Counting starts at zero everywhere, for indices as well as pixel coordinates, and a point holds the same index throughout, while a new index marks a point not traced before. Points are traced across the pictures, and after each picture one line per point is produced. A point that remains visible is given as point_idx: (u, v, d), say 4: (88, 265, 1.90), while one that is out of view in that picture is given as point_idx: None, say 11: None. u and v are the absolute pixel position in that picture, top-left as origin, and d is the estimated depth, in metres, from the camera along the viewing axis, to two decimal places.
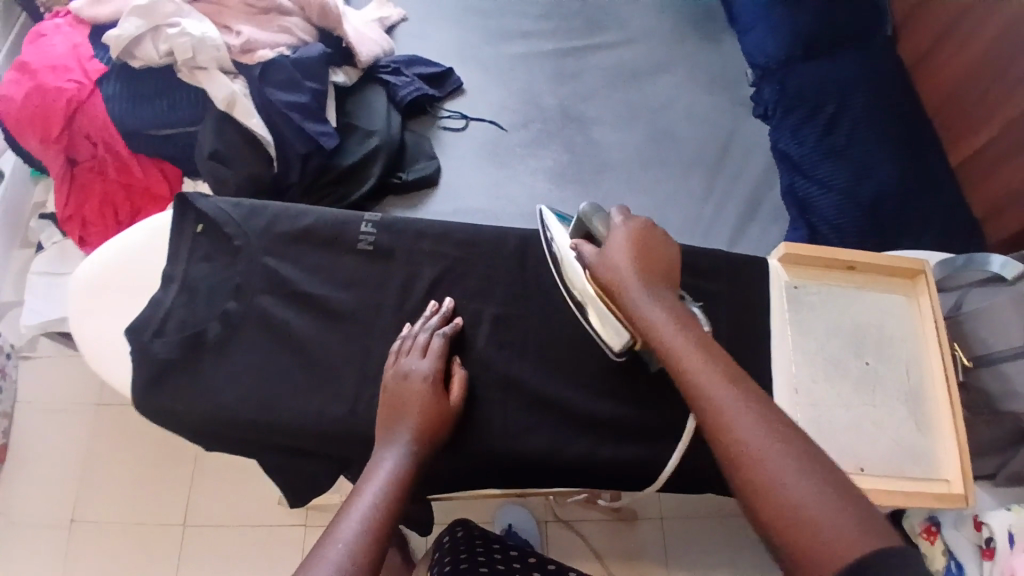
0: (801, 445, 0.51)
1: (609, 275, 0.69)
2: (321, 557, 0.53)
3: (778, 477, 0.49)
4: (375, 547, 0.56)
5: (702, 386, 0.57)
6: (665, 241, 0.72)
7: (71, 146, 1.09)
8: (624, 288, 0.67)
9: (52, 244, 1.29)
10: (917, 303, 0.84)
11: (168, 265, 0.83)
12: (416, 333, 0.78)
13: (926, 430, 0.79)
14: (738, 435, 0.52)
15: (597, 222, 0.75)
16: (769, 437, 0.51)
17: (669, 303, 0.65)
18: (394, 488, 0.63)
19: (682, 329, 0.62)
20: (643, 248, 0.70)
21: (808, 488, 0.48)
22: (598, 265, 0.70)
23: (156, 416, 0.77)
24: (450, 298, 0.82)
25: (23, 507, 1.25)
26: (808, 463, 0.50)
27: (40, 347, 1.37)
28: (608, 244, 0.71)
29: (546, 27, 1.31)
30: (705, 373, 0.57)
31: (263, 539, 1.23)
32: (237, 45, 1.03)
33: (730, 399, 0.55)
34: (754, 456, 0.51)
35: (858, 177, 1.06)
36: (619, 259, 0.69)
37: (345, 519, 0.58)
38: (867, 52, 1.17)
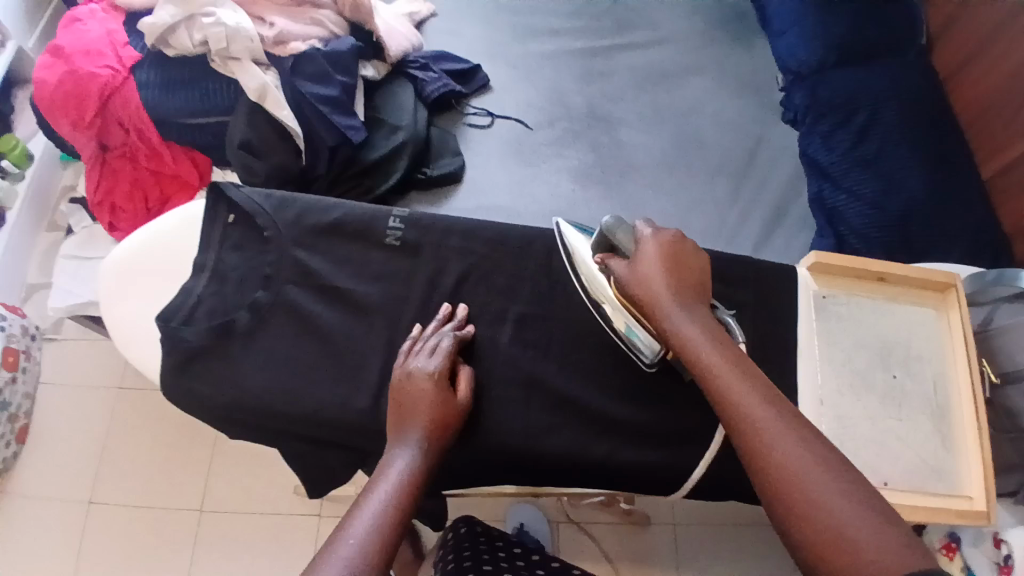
0: (840, 468, 0.53)
1: (641, 291, 0.68)
2: (333, 553, 0.54)
3: (821, 498, 0.51)
4: (386, 543, 0.57)
5: (737, 405, 0.58)
6: (694, 254, 0.71)
7: (104, 132, 1.11)
8: (656, 301, 0.67)
9: (82, 228, 1.31)
10: (947, 318, 0.83)
11: (200, 253, 0.85)
12: (427, 335, 0.78)
13: (949, 446, 0.78)
14: (778, 455, 0.54)
15: (622, 236, 0.73)
16: (809, 457, 0.53)
17: (701, 316, 0.66)
18: (406, 488, 0.63)
19: (717, 344, 0.63)
20: (672, 260, 0.69)
21: (850, 509, 0.50)
22: (628, 279, 0.70)
23: (183, 402, 0.78)
24: (463, 305, 0.82)
25: (45, 485, 1.28)
26: (848, 485, 0.51)
27: (65, 329, 1.39)
28: (641, 255, 0.70)
29: (576, 26, 1.31)
30: (742, 391, 0.59)
31: (277, 527, 1.24)
32: (270, 36, 1.05)
33: (769, 418, 0.56)
34: (795, 477, 0.53)
35: (890, 187, 1.04)
36: (651, 273, 0.68)
37: (356, 516, 0.59)
38: (902, 59, 1.15)
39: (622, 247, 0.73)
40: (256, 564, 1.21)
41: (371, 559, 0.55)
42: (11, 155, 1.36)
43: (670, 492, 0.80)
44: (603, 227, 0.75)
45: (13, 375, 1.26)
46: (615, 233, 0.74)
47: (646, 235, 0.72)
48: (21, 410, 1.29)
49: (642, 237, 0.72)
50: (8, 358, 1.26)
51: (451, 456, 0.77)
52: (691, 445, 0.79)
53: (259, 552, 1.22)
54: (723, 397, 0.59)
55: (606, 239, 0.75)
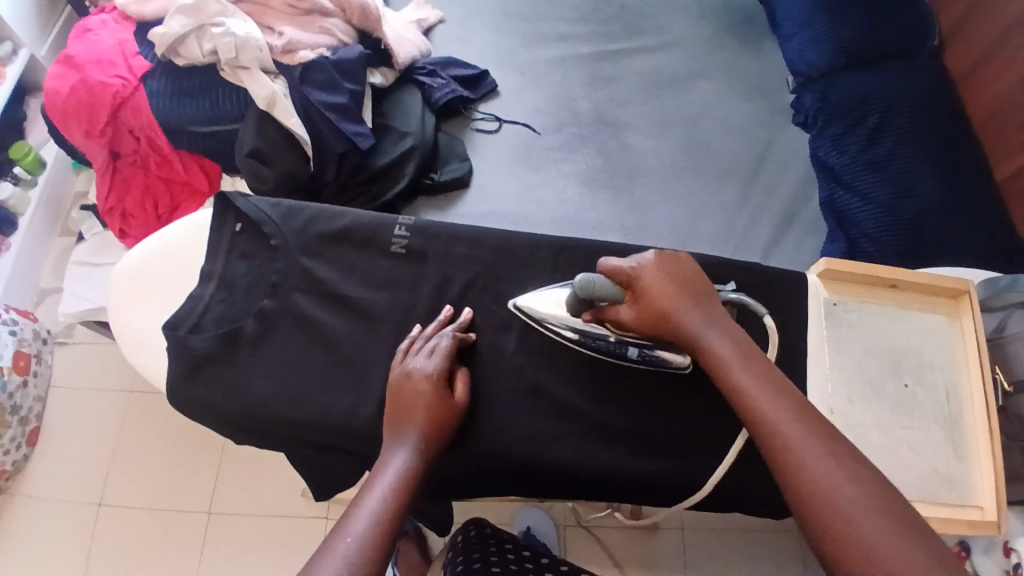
0: (871, 483, 0.53)
1: (656, 313, 0.68)
2: (331, 551, 0.55)
3: (849, 512, 0.51)
4: (381, 541, 0.57)
5: (768, 419, 0.58)
6: (685, 261, 0.72)
7: (115, 140, 1.12)
8: (677, 319, 0.67)
9: (93, 234, 1.32)
10: (959, 324, 0.82)
11: (208, 261, 0.85)
12: (426, 336, 0.78)
13: (960, 455, 0.77)
14: (809, 467, 0.54)
15: (600, 290, 0.72)
16: (838, 471, 0.53)
17: (726, 327, 0.66)
18: (404, 485, 0.63)
19: (745, 356, 0.63)
20: (677, 276, 0.70)
21: (879, 524, 0.50)
22: (639, 311, 0.69)
23: (192, 408, 0.78)
24: (468, 308, 0.82)
25: (56, 488, 1.29)
26: (878, 499, 0.52)
27: (76, 333, 1.40)
28: (640, 287, 0.70)
29: (583, 31, 1.31)
30: (772, 405, 0.59)
31: (285, 530, 1.24)
32: (279, 45, 1.05)
33: (800, 432, 0.56)
34: (823, 490, 0.53)
35: (901, 192, 1.03)
36: (662, 297, 0.68)
37: (354, 515, 0.59)
38: (914, 62, 1.14)
39: (607, 298, 0.71)
40: (264, 568, 1.22)
41: (367, 559, 0.55)
42: (24, 161, 1.38)
43: (677, 501, 0.79)
44: (577, 289, 0.72)
45: (25, 379, 1.28)
46: (594, 290, 0.71)
47: (629, 270, 0.71)
48: (32, 414, 1.30)
49: (627, 275, 0.70)
50: (20, 362, 1.27)
51: (454, 459, 0.77)
52: (698, 452, 0.78)
53: (266, 555, 1.23)
54: (755, 411, 0.59)
55: (584, 297, 0.72)
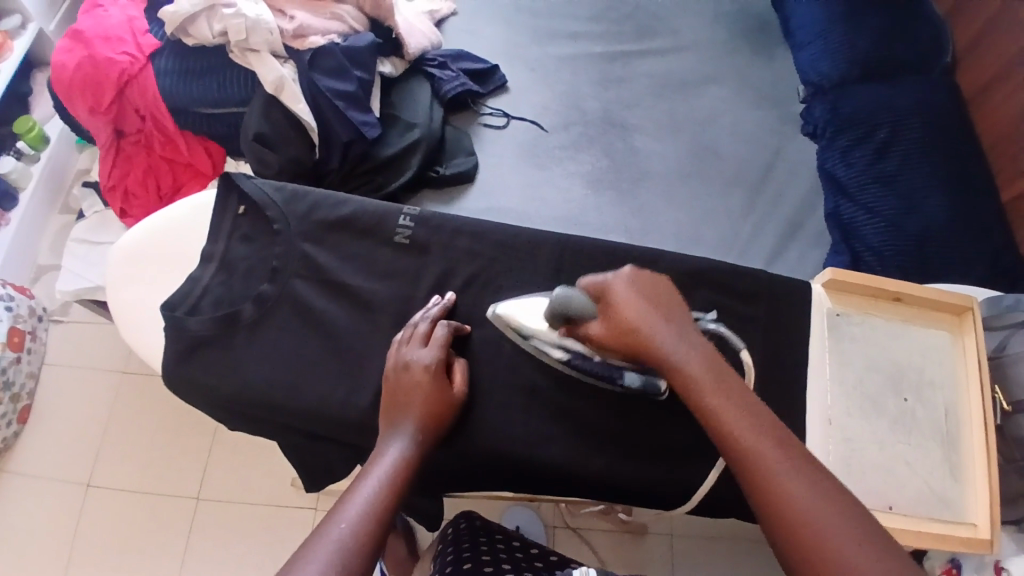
0: (837, 498, 0.52)
1: (624, 336, 0.64)
2: (325, 535, 0.54)
3: (813, 524, 0.51)
4: (377, 528, 0.57)
5: (735, 433, 0.57)
6: (659, 281, 0.69)
7: (120, 118, 1.12)
8: (647, 340, 0.63)
9: (93, 212, 1.31)
10: (962, 342, 0.81)
11: (209, 243, 0.84)
12: (416, 322, 0.77)
13: (955, 473, 0.76)
14: (777, 479, 0.54)
15: (576, 304, 0.70)
16: (802, 477, 0.54)
17: (697, 346, 0.63)
18: (399, 473, 0.62)
19: (718, 379, 0.61)
20: (650, 295, 0.66)
21: (847, 539, 0.50)
22: (610, 327, 0.66)
23: (184, 389, 0.77)
24: (451, 292, 0.82)
25: (45, 466, 1.28)
26: (844, 512, 0.52)
27: (72, 311, 1.39)
28: (612, 301, 0.66)
29: (596, 30, 1.30)
30: (741, 420, 0.58)
31: (273, 518, 1.24)
32: (289, 30, 1.04)
33: (767, 445, 0.56)
34: (791, 498, 0.53)
35: (907, 208, 1.03)
36: (635, 312, 0.65)
37: (350, 499, 0.58)
38: (926, 78, 1.14)
39: (580, 313, 0.69)
40: (250, 557, 1.21)
41: (360, 545, 0.54)
42: (28, 136, 1.38)
43: (672, 508, 0.78)
44: (554, 305, 0.71)
45: (18, 355, 1.27)
46: (569, 305, 0.70)
47: (605, 280, 0.68)
48: (24, 390, 1.29)
49: (601, 288, 0.68)
50: (15, 338, 1.26)
51: (448, 455, 0.76)
52: (695, 459, 0.78)
53: (254, 543, 1.22)
54: (720, 424, 0.58)
55: (560, 313, 0.71)
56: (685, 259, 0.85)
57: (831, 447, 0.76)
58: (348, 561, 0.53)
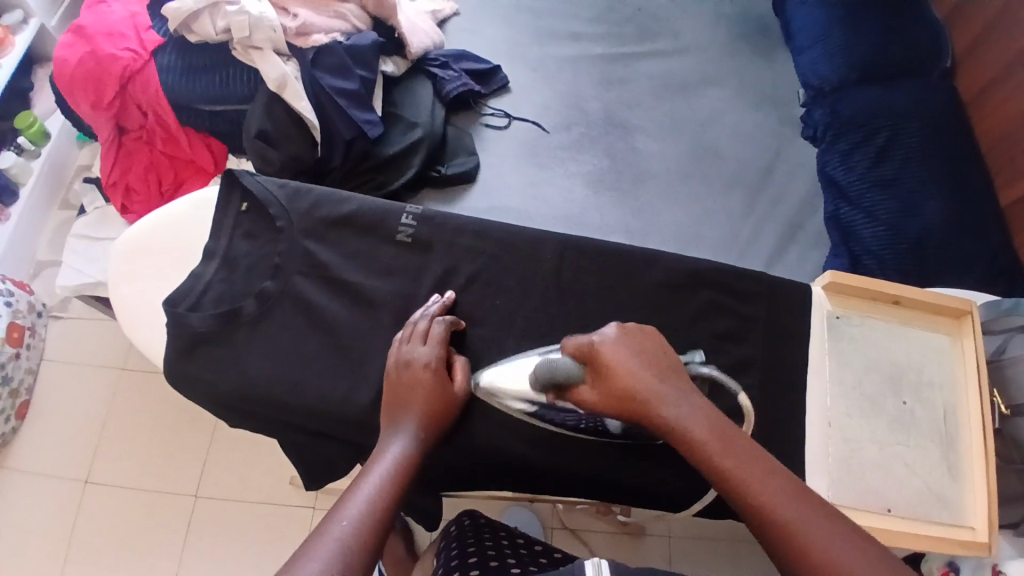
0: (844, 527, 0.52)
1: (622, 404, 0.64)
2: (327, 533, 0.54)
3: (826, 556, 0.50)
4: (377, 527, 0.57)
5: (742, 479, 0.56)
6: (653, 340, 0.68)
7: (122, 114, 1.12)
8: (642, 399, 0.63)
9: (94, 209, 1.31)
10: (961, 345, 0.82)
11: (211, 239, 0.84)
12: (416, 320, 0.77)
13: (954, 475, 0.77)
14: (787, 517, 0.53)
15: (564, 371, 0.69)
16: (789, 495, 0.54)
17: (694, 403, 0.62)
18: (400, 472, 0.63)
19: (721, 436, 0.59)
20: (640, 352, 0.66)
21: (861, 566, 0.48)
22: (605, 395, 0.65)
23: (185, 385, 0.78)
24: (451, 290, 0.82)
25: (42, 462, 1.28)
26: (853, 540, 0.51)
27: (71, 308, 1.39)
28: (604, 367, 0.66)
29: (597, 31, 1.30)
30: (747, 467, 0.57)
31: (271, 515, 1.24)
32: (293, 28, 1.05)
33: (772, 487, 0.55)
34: (781, 516, 0.53)
35: (906, 211, 1.03)
36: (626, 370, 0.64)
37: (351, 498, 0.58)
38: (926, 81, 1.14)
39: (570, 379, 0.68)
40: (247, 554, 1.21)
41: (362, 543, 0.55)
42: (28, 132, 1.38)
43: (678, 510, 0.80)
44: (540, 374, 0.71)
45: (16, 351, 1.27)
46: (556, 373, 0.69)
47: (594, 339, 0.68)
48: (23, 386, 1.29)
49: (592, 350, 0.67)
50: (13, 334, 1.26)
51: (448, 453, 0.77)
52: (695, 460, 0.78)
53: (253, 542, 1.22)
54: (726, 473, 0.57)
55: (547, 381, 0.70)
56: (686, 260, 0.85)
57: (831, 447, 0.77)
58: (349, 558, 0.53)
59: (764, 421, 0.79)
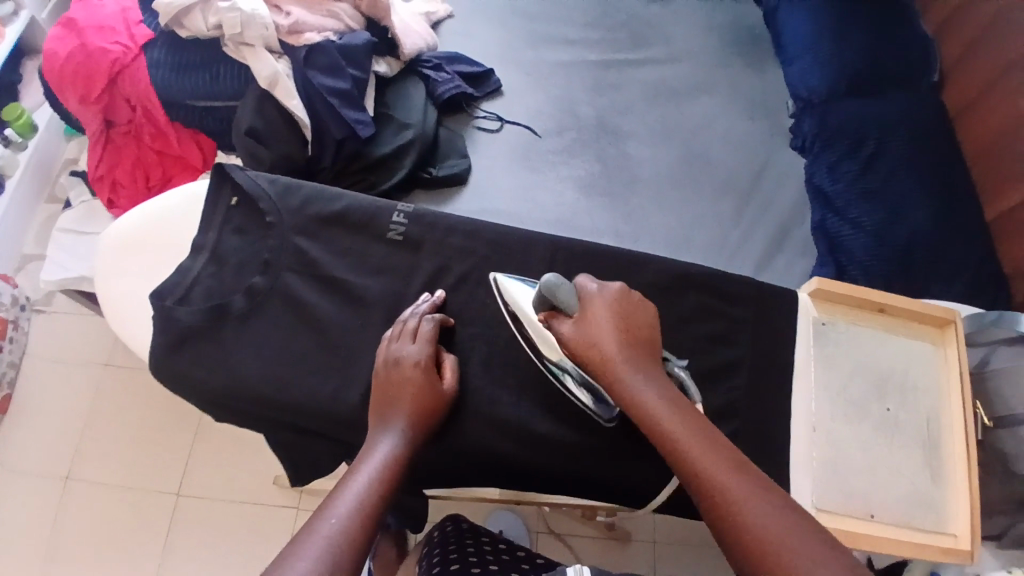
0: (775, 498, 0.55)
1: (589, 356, 0.67)
2: (315, 532, 0.54)
3: (755, 522, 0.53)
4: (366, 526, 0.57)
5: (686, 450, 0.59)
6: (642, 308, 0.70)
7: (110, 108, 1.11)
8: (610, 363, 0.66)
9: (81, 202, 1.30)
10: (944, 354, 0.83)
11: (200, 234, 0.84)
12: (405, 318, 0.77)
13: (937, 481, 0.78)
14: (722, 486, 0.56)
15: (564, 295, 0.71)
16: (770, 506, 0.54)
17: (658, 377, 0.66)
18: (389, 471, 0.62)
19: (676, 410, 0.62)
20: (624, 314, 0.69)
21: (787, 532, 0.52)
22: (575, 343, 0.68)
23: (171, 380, 0.77)
24: (440, 290, 0.82)
25: (21, 458, 1.26)
26: (785, 511, 0.54)
27: (55, 302, 1.38)
28: (586, 319, 0.69)
29: (591, 37, 1.31)
30: (691, 440, 0.60)
31: (255, 515, 1.22)
32: (285, 26, 1.05)
33: (712, 458, 0.58)
34: (759, 527, 0.53)
35: (892, 221, 1.04)
36: (609, 328, 0.67)
37: (340, 497, 0.58)
38: (914, 93, 1.16)
39: (564, 306, 0.70)
40: (229, 555, 1.20)
41: (350, 541, 0.54)
42: (16, 123, 1.37)
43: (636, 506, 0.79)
44: (542, 289, 0.72)
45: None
46: (556, 294, 0.71)
47: (591, 289, 0.71)
48: (4, 380, 1.28)
49: (586, 298, 0.70)
50: None
51: (436, 453, 0.76)
52: None
53: (235, 543, 1.21)
54: (709, 479, 0.57)
55: (546, 299, 0.72)
56: (676, 264, 0.86)
57: (816, 452, 0.77)
58: (337, 557, 0.52)
59: (750, 425, 0.80)
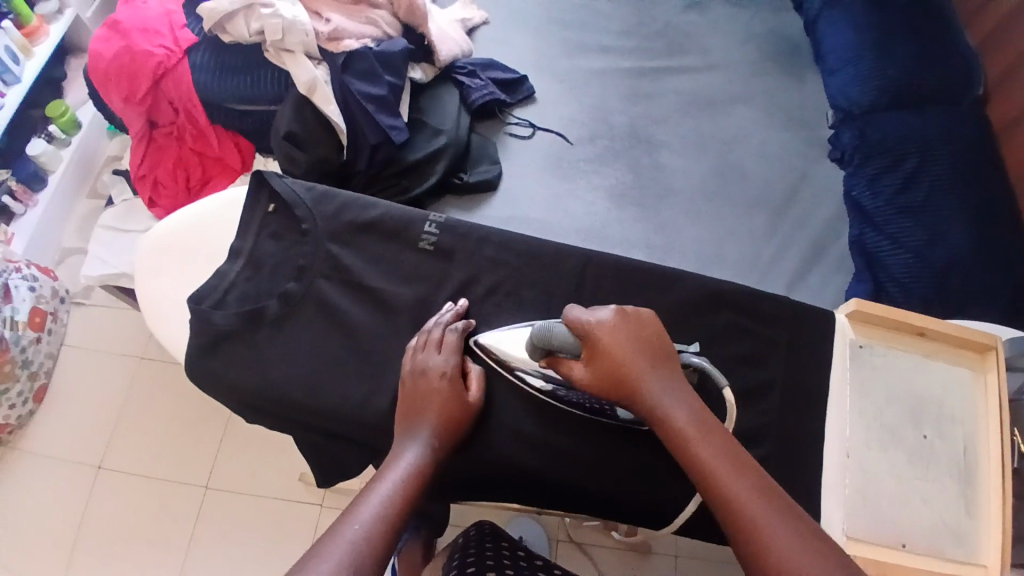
0: (798, 523, 0.55)
1: (607, 378, 0.67)
2: (338, 535, 0.55)
3: (778, 546, 0.53)
4: (388, 532, 0.57)
5: (712, 468, 0.59)
6: (652, 324, 0.69)
7: (153, 110, 1.14)
8: (637, 382, 0.65)
9: (122, 200, 1.34)
10: (983, 381, 0.81)
11: (238, 238, 0.86)
12: (430, 327, 0.77)
13: (969, 510, 0.76)
14: (746, 509, 0.56)
15: (558, 338, 0.71)
16: (797, 540, 0.53)
17: (684, 395, 0.65)
18: (413, 479, 0.63)
19: (704, 428, 0.62)
20: (640, 335, 0.68)
21: (809, 557, 0.52)
22: (593, 365, 0.68)
23: (205, 381, 0.79)
24: (465, 299, 0.82)
25: (57, 447, 1.30)
26: (808, 537, 0.53)
27: (94, 296, 1.42)
28: (597, 340, 0.68)
29: (626, 45, 1.31)
30: (718, 459, 0.60)
31: (278, 513, 1.24)
32: (325, 32, 1.06)
33: (737, 479, 0.58)
34: (784, 561, 0.52)
35: (931, 239, 1.02)
36: (619, 353, 0.66)
37: (365, 501, 0.59)
38: (957, 108, 1.13)
39: (564, 348, 0.71)
40: (255, 550, 1.22)
41: (373, 547, 0.55)
42: (60, 120, 1.41)
43: (661, 526, 0.78)
44: (534, 339, 0.72)
45: (38, 335, 1.30)
46: (551, 339, 0.71)
47: (591, 318, 0.69)
48: (42, 369, 1.32)
49: (587, 326, 0.69)
50: (36, 319, 1.29)
51: (460, 463, 0.77)
52: None
53: (259, 538, 1.23)
54: (737, 506, 0.57)
55: (541, 347, 0.72)
56: (708, 280, 0.85)
57: (849, 478, 0.76)
58: (359, 562, 0.53)
59: (779, 447, 0.79)
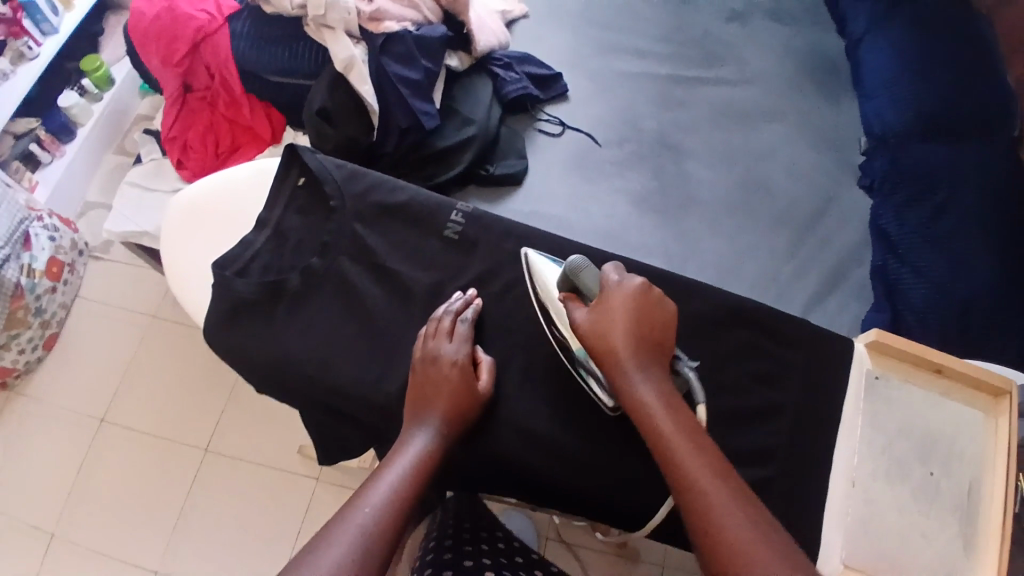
0: (755, 513, 0.56)
1: (597, 345, 0.67)
2: (348, 519, 0.56)
3: (729, 531, 0.55)
4: (398, 517, 0.58)
5: (681, 455, 0.60)
6: (661, 307, 0.69)
7: (190, 73, 1.15)
8: (619, 359, 0.66)
9: (151, 160, 1.35)
10: (995, 424, 0.80)
11: (265, 209, 0.86)
12: (440, 314, 0.78)
13: (968, 551, 0.75)
14: (708, 500, 0.57)
15: (588, 278, 0.73)
16: (752, 532, 0.54)
17: (663, 380, 0.65)
18: (421, 466, 0.64)
19: (676, 415, 0.63)
20: (638, 315, 0.67)
21: (762, 547, 0.53)
22: (587, 332, 0.69)
23: (222, 348, 0.80)
24: (474, 289, 0.82)
25: (62, 396, 1.32)
26: (765, 530, 0.55)
27: (112, 250, 1.43)
28: (604, 308, 0.68)
29: (663, 51, 1.30)
30: (682, 444, 0.61)
31: (275, 482, 1.25)
32: (367, 12, 1.06)
33: (699, 466, 0.59)
34: (741, 552, 0.53)
35: (954, 274, 1.01)
36: (613, 327, 0.67)
37: (375, 486, 0.60)
38: (995, 144, 1.12)
39: (586, 289, 0.72)
40: (248, 517, 1.22)
41: (382, 529, 0.56)
42: (94, 75, 1.42)
43: (639, 527, 0.78)
44: (567, 269, 0.74)
45: (54, 285, 1.31)
46: (580, 274, 0.73)
47: (612, 281, 0.70)
48: (54, 319, 1.34)
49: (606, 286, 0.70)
50: (53, 268, 1.31)
51: (462, 453, 0.77)
52: None
53: (253, 504, 1.24)
54: (701, 496, 0.57)
55: (569, 278, 0.74)
56: (727, 296, 0.85)
57: (851, 507, 0.76)
58: (370, 548, 0.54)
59: (783, 470, 0.80)
